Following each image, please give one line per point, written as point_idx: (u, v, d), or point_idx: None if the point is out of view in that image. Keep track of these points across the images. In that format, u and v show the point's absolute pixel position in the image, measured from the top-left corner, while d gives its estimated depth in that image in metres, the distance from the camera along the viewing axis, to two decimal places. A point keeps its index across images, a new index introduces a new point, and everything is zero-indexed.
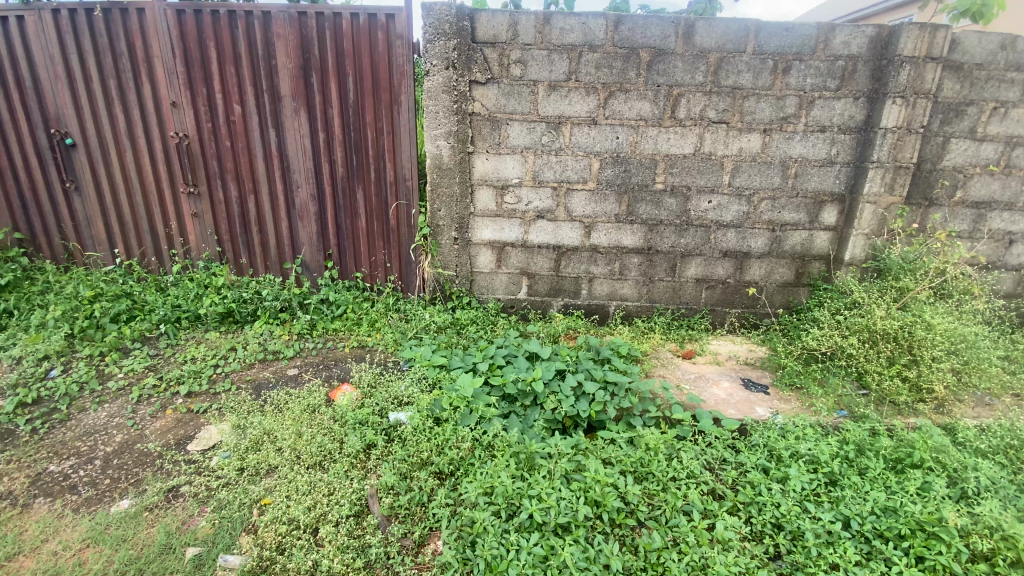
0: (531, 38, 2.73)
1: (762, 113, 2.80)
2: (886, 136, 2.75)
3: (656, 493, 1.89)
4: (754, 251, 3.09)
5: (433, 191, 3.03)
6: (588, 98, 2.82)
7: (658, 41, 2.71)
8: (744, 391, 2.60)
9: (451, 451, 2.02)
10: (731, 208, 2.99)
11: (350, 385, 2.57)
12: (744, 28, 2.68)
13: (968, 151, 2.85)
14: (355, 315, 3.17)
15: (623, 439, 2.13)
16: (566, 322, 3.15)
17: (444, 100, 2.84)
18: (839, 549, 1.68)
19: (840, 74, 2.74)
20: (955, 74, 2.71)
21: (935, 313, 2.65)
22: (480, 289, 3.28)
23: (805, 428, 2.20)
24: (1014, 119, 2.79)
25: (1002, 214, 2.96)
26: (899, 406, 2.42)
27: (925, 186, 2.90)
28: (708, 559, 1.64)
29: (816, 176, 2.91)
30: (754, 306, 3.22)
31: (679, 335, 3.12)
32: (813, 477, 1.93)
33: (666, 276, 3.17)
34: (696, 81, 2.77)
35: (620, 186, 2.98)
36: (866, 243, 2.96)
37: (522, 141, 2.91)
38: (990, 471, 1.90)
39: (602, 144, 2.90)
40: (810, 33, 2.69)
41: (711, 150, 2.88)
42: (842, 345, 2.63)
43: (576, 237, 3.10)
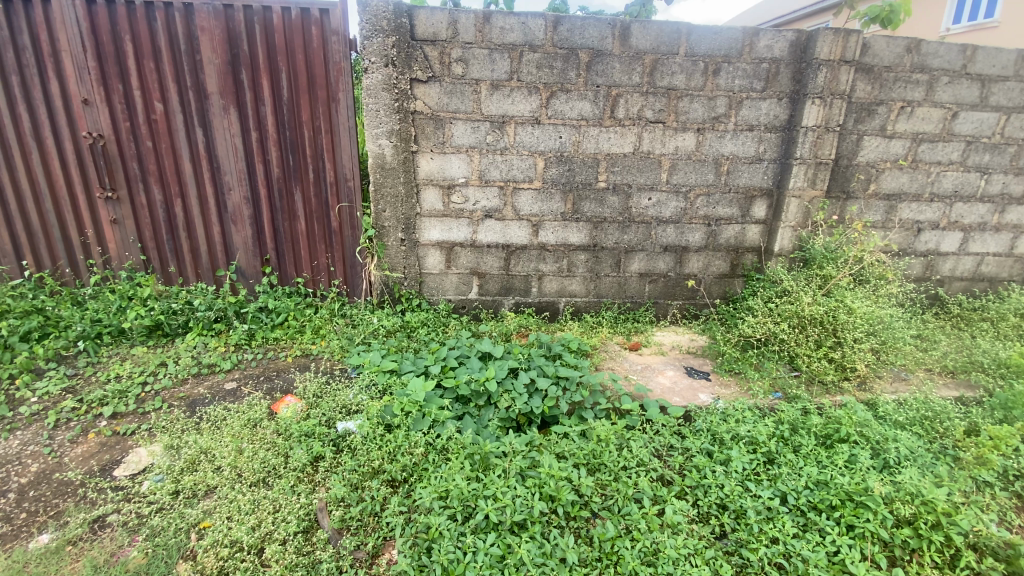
0: (471, 36, 2.72)
1: (696, 113, 2.92)
2: (807, 134, 2.94)
3: (608, 483, 1.93)
4: (693, 245, 3.22)
5: (376, 191, 2.95)
6: (530, 98, 2.83)
7: (596, 42, 2.77)
8: (688, 379, 2.71)
9: (404, 457, 1.98)
10: (670, 204, 3.11)
11: (294, 396, 2.46)
12: (676, 31, 2.78)
13: (880, 148, 3.09)
14: (297, 322, 3.04)
15: (575, 433, 2.16)
16: (517, 320, 3.16)
17: (384, 98, 2.77)
18: (778, 523, 1.78)
19: (765, 76, 2.89)
20: (867, 76, 2.93)
21: (856, 298, 2.86)
22: (429, 290, 3.23)
23: (744, 411, 2.31)
24: (918, 117, 3.05)
25: (911, 204, 3.23)
26: (827, 385, 2.60)
27: (844, 180, 3.13)
28: (659, 544, 1.70)
29: (746, 173, 3.06)
30: (693, 298, 3.37)
31: (626, 328, 3.20)
32: (752, 457, 2.04)
33: (611, 272, 3.25)
34: (633, 82, 2.85)
35: (565, 185, 3.02)
36: (793, 234, 3.16)
37: (466, 141, 2.89)
38: (907, 441, 2.07)
39: (546, 143, 2.92)
40: (737, 37, 2.82)
41: (650, 148, 2.98)
42: (775, 331, 2.79)
43: (524, 236, 3.12)
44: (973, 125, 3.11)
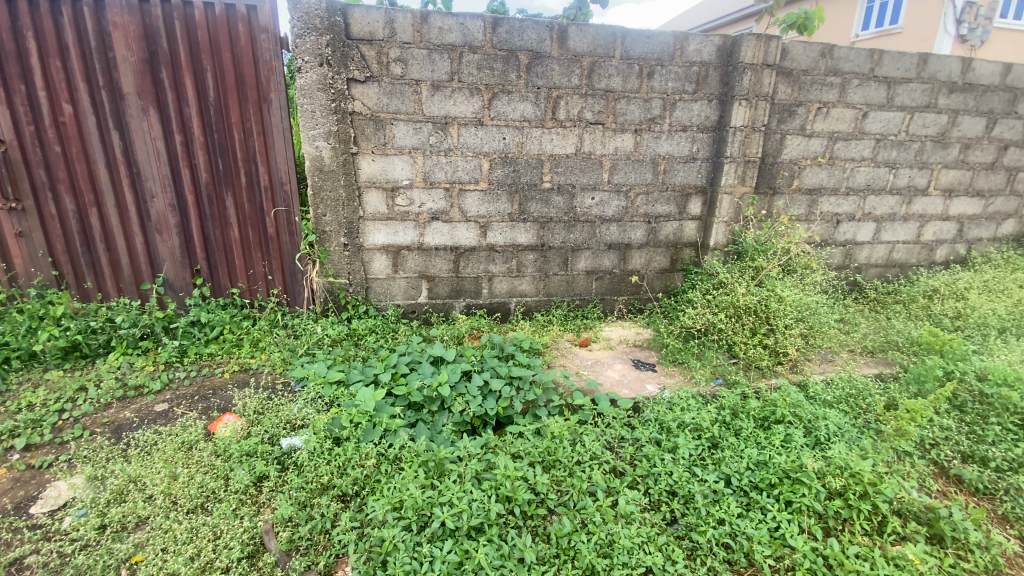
0: (409, 36, 2.67)
1: (633, 114, 3.02)
2: (735, 134, 3.10)
3: (563, 479, 1.95)
4: (635, 242, 3.32)
5: (315, 195, 2.84)
6: (472, 99, 2.82)
7: (535, 44, 2.80)
8: (636, 371, 2.80)
9: (354, 471, 1.91)
10: (613, 203, 3.19)
11: (233, 414, 2.33)
12: (611, 34, 2.86)
13: (802, 146, 3.31)
14: (234, 336, 2.89)
15: (529, 432, 2.17)
16: (469, 322, 3.14)
17: (320, 98, 2.68)
18: (723, 505, 1.86)
19: (695, 79, 3.03)
20: (787, 79, 3.13)
21: (785, 287, 3.05)
22: (376, 296, 3.15)
23: (689, 400, 2.41)
24: (834, 117, 3.29)
25: (830, 198, 3.49)
26: (763, 370, 2.75)
27: (770, 177, 3.33)
28: (613, 535, 1.74)
29: (682, 172, 3.20)
30: (638, 293, 3.48)
31: (576, 325, 3.26)
32: (698, 443, 2.13)
33: (559, 270, 3.29)
34: (572, 84, 2.90)
35: (511, 185, 3.03)
36: (726, 229, 3.33)
37: (409, 142, 2.84)
38: (835, 418, 2.23)
39: (489, 145, 2.92)
40: (668, 41, 2.93)
41: (591, 149, 3.04)
42: (714, 321, 2.93)
43: (472, 238, 3.11)
44: (881, 124, 3.40)
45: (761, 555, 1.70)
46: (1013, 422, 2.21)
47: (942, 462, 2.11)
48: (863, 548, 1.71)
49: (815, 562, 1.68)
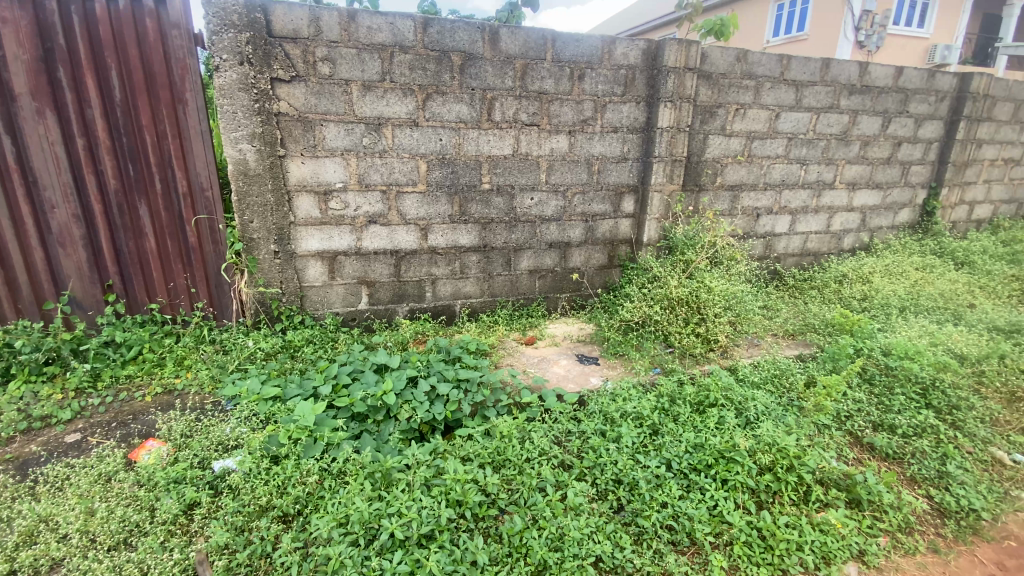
0: (336, 35, 2.59)
1: (567, 116, 3.09)
2: (663, 135, 3.25)
3: (513, 478, 1.96)
4: (574, 240, 3.40)
5: (239, 201, 2.69)
6: (405, 100, 2.78)
7: (467, 45, 2.79)
8: (580, 365, 2.86)
9: (295, 489, 1.83)
10: (551, 203, 3.25)
11: (158, 440, 2.16)
12: (542, 37, 2.90)
13: (724, 145, 3.52)
14: (155, 355, 2.67)
15: (478, 434, 2.16)
16: (413, 327, 3.08)
17: (241, 99, 2.53)
18: (665, 488, 1.95)
19: (623, 82, 3.14)
20: (708, 82, 3.32)
21: (714, 278, 3.24)
22: (313, 304, 3.03)
23: (631, 390, 2.50)
24: (751, 118, 3.53)
25: (750, 193, 3.73)
26: (696, 357, 2.90)
27: (696, 175, 3.51)
28: (564, 528, 1.77)
29: (615, 171, 3.31)
30: (579, 290, 3.56)
31: (521, 323, 3.29)
32: (640, 431, 2.22)
33: (503, 271, 3.31)
34: (506, 85, 2.92)
35: (450, 187, 3.01)
36: (658, 225, 3.48)
37: (340, 144, 2.75)
38: (763, 399, 2.38)
39: (426, 146, 2.89)
40: (597, 45, 3.02)
41: (528, 150, 3.08)
42: (650, 314, 3.06)
43: (412, 241, 3.06)
44: (792, 124, 3.68)
45: (702, 533, 1.79)
46: (912, 391, 2.47)
47: (857, 432, 2.32)
48: (792, 518, 1.85)
49: (750, 534, 1.80)
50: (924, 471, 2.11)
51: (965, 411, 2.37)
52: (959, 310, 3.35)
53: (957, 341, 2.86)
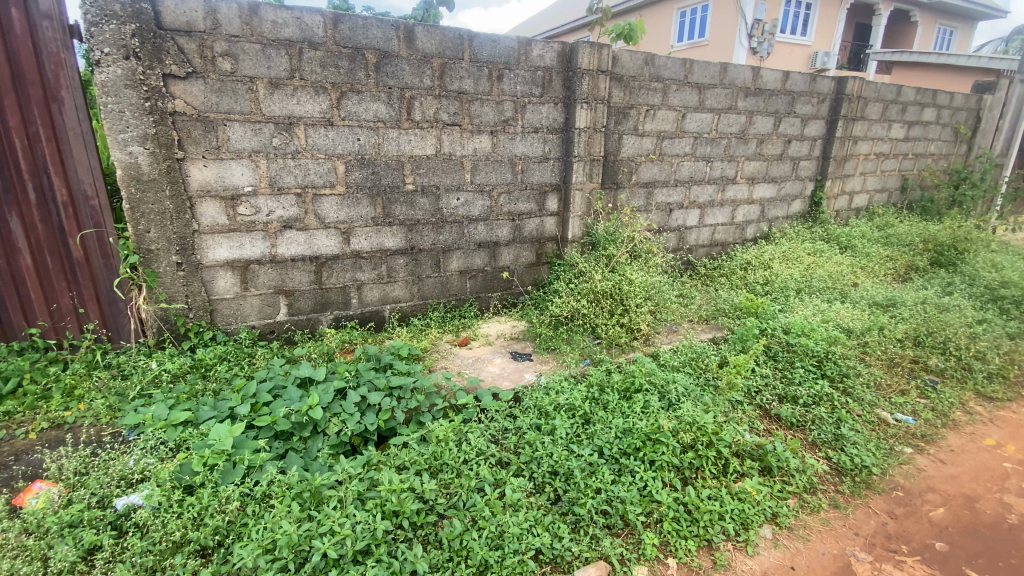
0: (237, 29, 2.42)
1: (488, 116, 3.10)
2: (581, 134, 3.35)
3: (451, 481, 1.94)
4: (502, 240, 3.42)
5: (132, 209, 2.44)
6: (318, 98, 2.65)
7: (381, 43, 2.72)
8: (514, 363, 2.89)
9: (214, 519, 1.69)
10: (477, 203, 3.25)
11: (47, 481, 1.91)
12: (458, 36, 2.89)
13: (637, 145, 3.70)
14: (39, 386, 2.36)
15: (414, 440, 2.12)
16: (339, 336, 2.95)
17: (129, 97, 2.30)
18: (598, 474, 2.02)
19: (541, 83, 3.21)
20: (620, 84, 3.47)
21: (634, 270, 3.40)
22: (225, 318, 2.81)
23: (563, 383, 2.57)
24: (660, 118, 3.74)
25: (663, 189, 3.96)
26: (622, 346, 3.04)
27: (614, 173, 3.67)
28: (503, 525, 1.77)
29: (538, 171, 3.38)
30: (509, 288, 3.59)
31: (453, 325, 3.26)
32: (573, 422, 2.28)
33: (432, 272, 3.26)
34: (425, 85, 2.88)
35: (371, 188, 2.91)
36: (581, 222, 3.59)
37: (247, 145, 2.58)
38: (683, 381, 2.54)
39: (343, 146, 2.78)
40: (513, 45, 3.06)
41: (451, 150, 3.06)
42: (578, 308, 3.16)
43: (333, 246, 2.93)
44: (697, 123, 3.94)
45: (633, 514, 1.87)
46: (810, 363, 2.74)
47: (766, 406, 2.53)
48: (714, 490, 1.99)
49: (677, 510, 1.91)
50: (823, 435, 2.35)
51: (853, 378, 2.67)
52: (845, 289, 3.76)
53: (844, 317, 3.21)
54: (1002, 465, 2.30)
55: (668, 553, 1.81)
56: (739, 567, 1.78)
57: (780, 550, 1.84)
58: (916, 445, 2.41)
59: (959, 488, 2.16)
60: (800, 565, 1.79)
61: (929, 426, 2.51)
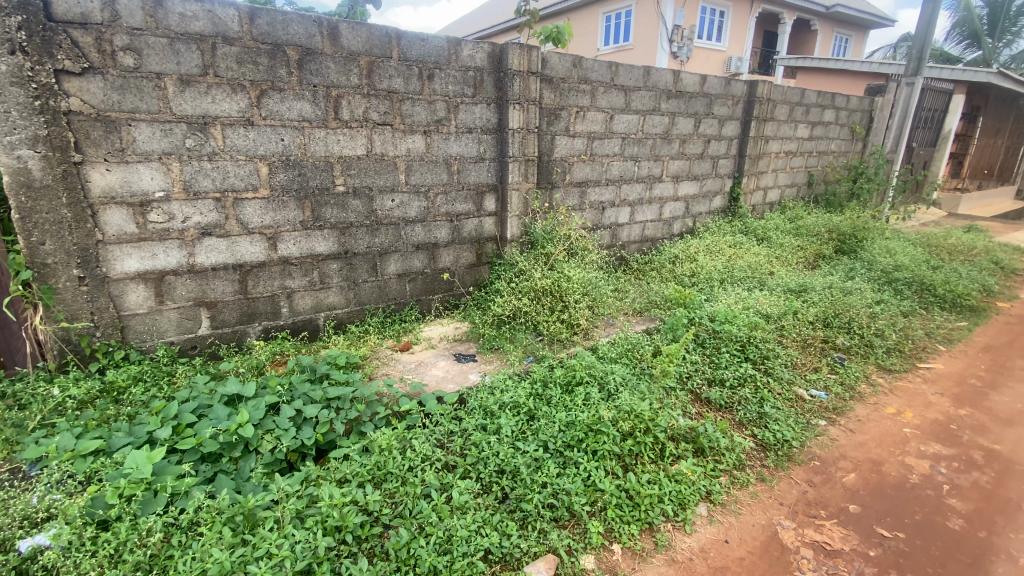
0: (139, 21, 2.24)
1: (420, 116, 3.06)
2: (514, 135, 3.38)
3: (396, 490, 1.90)
4: (441, 241, 3.39)
5: (23, 219, 2.19)
6: (235, 96, 2.50)
7: (304, 40, 2.60)
8: (458, 365, 2.86)
9: (134, 554, 1.55)
10: (413, 204, 3.19)
11: None
12: (386, 35, 2.83)
13: (569, 145, 3.79)
14: None
15: (355, 452, 2.05)
16: (269, 348, 2.80)
17: (15, 95, 2.06)
18: (544, 468, 2.04)
19: (473, 83, 3.20)
20: (550, 86, 3.54)
21: (572, 267, 3.49)
22: (138, 335, 2.59)
23: (507, 381, 2.58)
24: (590, 119, 3.85)
25: (596, 188, 4.08)
26: (563, 341, 3.10)
27: (548, 173, 3.74)
28: (451, 529, 1.76)
29: (474, 171, 3.37)
30: (450, 290, 3.56)
31: (394, 330, 3.18)
32: (517, 419, 2.30)
33: (368, 277, 3.17)
34: (352, 83, 2.79)
35: (298, 191, 2.79)
36: (519, 222, 3.62)
37: (156, 146, 2.38)
38: (620, 372, 2.63)
39: (265, 147, 2.63)
40: (442, 45, 3.04)
41: (383, 150, 2.98)
42: (519, 306, 3.19)
43: (258, 253, 2.77)
44: (625, 125, 4.10)
45: (579, 505, 1.92)
46: (734, 348, 2.93)
47: (697, 390, 2.68)
48: (653, 474, 2.09)
49: (620, 496, 1.98)
50: (748, 414, 2.52)
51: (772, 359, 2.89)
52: (763, 277, 4.05)
53: (763, 304, 3.46)
54: (901, 430, 2.56)
55: (613, 539, 1.87)
56: (679, 546, 1.86)
57: (714, 526, 1.95)
58: (829, 418, 2.63)
59: (867, 454, 2.38)
60: (733, 537, 1.91)
61: (839, 399, 2.76)
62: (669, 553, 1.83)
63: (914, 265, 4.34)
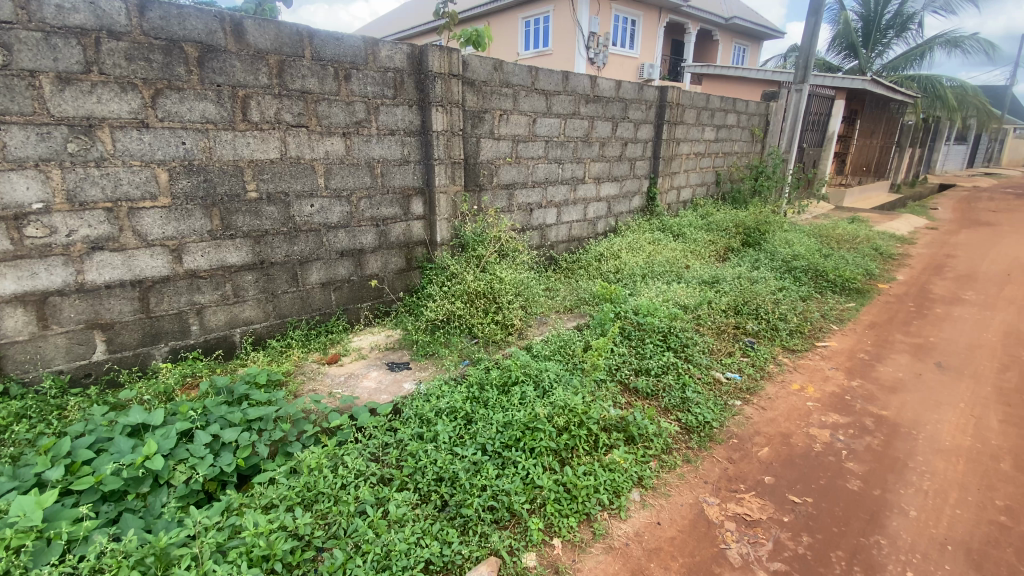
0: (7, 13, 2.00)
1: (338, 117, 2.94)
2: (439, 138, 3.35)
3: (328, 511, 1.81)
4: (367, 247, 3.28)
5: None
6: (126, 96, 2.27)
7: (203, 35, 2.42)
8: (391, 374, 2.78)
9: None
10: (335, 209, 3.07)
11: None
12: (296, 33, 2.70)
13: (495, 147, 3.82)
14: None
15: (282, 474, 1.94)
16: (179, 370, 2.56)
17: None
18: (483, 471, 2.04)
19: (392, 84, 3.13)
20: (473, 89, 3.54)
21: (504, 269, 3.52)
22: (20, 365, 2.29)
23: (442, 387, 2.55)
24: (514, 122, 3.90)
25: (523, 190, 4.15)
26: (498, 342, 3.12)
27: (475, 175, 3.74)
28: (389, 544, 1.70)
29: (399, 174, 3.30)
30: (380, 297, 3.45)
31: (320, 343, 3.04)
32: (454, 424, 2.28)
33: (289, 287, 3.00)
34: (261, 83, 2.63)
35: (204, 198, 2.58)
36: (449, 225, 3.58)
37: (32, 152, 2.13)
38: (554, 368, 2.68)
39: (163, 151, 2.41)
40: (358, 45, 2.94)
41: (299, 153, 2.84)
42: (452, 310, 3.17)
43: (161, 267, 2.54)
44: (547, 128, 4.20)
45: (518, 504, 1.93)
46: (657, 339, 3.10)
47: (625, 380, 2.80)
48: (588, 466, 2.15)
49: (558, 491, 2.02)
50: (672, 400, 2.68)
51: (691, 346, 3.10)
52: (681, 271, 4.31)
53: (681, 295, 3.68)
54: (805, 404, 2.83)
55: (553, 534, 1.90)
56: (615, 533, 1.93)
57: (647, 510, 2.05)
58: (744, 398, 2.85)
59: (778, 429, 2.60)
60: (664, 519, 2.01)
61: (751, 379, 3.00)
62: (607, 541, 1.89)
63: (809, 254, 4.81)
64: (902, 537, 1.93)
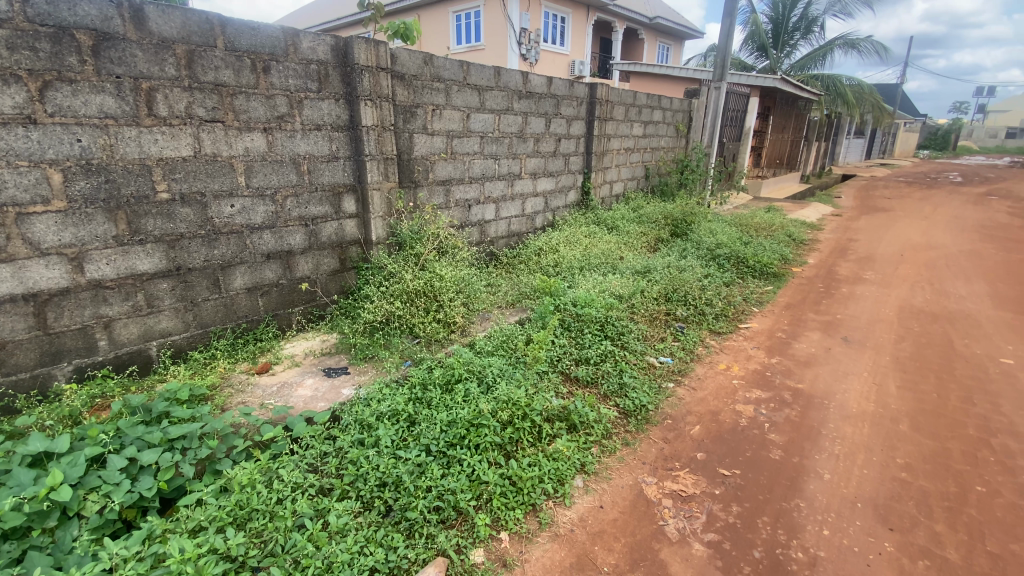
0: None
1: (257, 111, 2.78)
2: (369, 133, 3.25)
3: (264, 528, 1.73)
4: (296, 248, 3.13)
5: None
6: (8, 89, 2.04)
7: (98, 22, 2.20)
8: (328, 380, 2.68)
9: None
10: (259, 209, 2.90)
11: None
12: (206, 21, 2.51)
13: (428, 143, 3.76)
14: None
15: (210, 494, 1.82)
16: (86, 391, 2.33)
17: None
18: (427, 471, 2.02)
19: (316, 77, 3.00)
20: (402, 83, 3.46)
21: (443, 266, 3.49)
22: None
23: (383, 391, 2.49)
24: (447, 117, 3.86)
25: (459, 186, 4.12)
26: (440, 340, 3.10)
27: (409, 172, 3.66)
28: (331, 556, 1.65)
29: (328, 171, 3.16)
30: (313, 300, 3.31)
31: (249, 351, 2.87)
32: (397, 427, 2.24)
33: (210, 294, 2.81)
34: (167, 75, 2.42)
35: (107, 201, 2.36)
36: (384, 223, 3.49)
37: None
38: (497, 364, 2.70)
39: (56, 150, 2.18)
40: (276, 35, 2.79)
41: (215, 150, 2.65)
42: (392, 310, 3.10)
43: (59, 278, 2.29)
44: (481, 123, 4.19)
45: (464, 501, 1.93)
46: (594, 329, 3.20)
47: (567, 370, 2.87)
48: (533, 457, 2.20)
49: (503, 485, 2.04)
50: (611, 387, 2.78)
51: (627, 334, 3.22)
52: (615, 262, 4.46)
53: (616, 286, 3.81)
54: (731, 382, 3.03)
55: (499, 528, 1.93)
56: (560, 520, 1.98)
57: (590, 495, 2.12)
58: (676, 380, 3.01)
59: (707, 407, 2.77)
60: (606, 502, 2.08)
61: (682, 362, 3.18)
62: (553, 530, 1.94)
63: (731, 242, 5.13)
64: (818, 498, 2.12)
